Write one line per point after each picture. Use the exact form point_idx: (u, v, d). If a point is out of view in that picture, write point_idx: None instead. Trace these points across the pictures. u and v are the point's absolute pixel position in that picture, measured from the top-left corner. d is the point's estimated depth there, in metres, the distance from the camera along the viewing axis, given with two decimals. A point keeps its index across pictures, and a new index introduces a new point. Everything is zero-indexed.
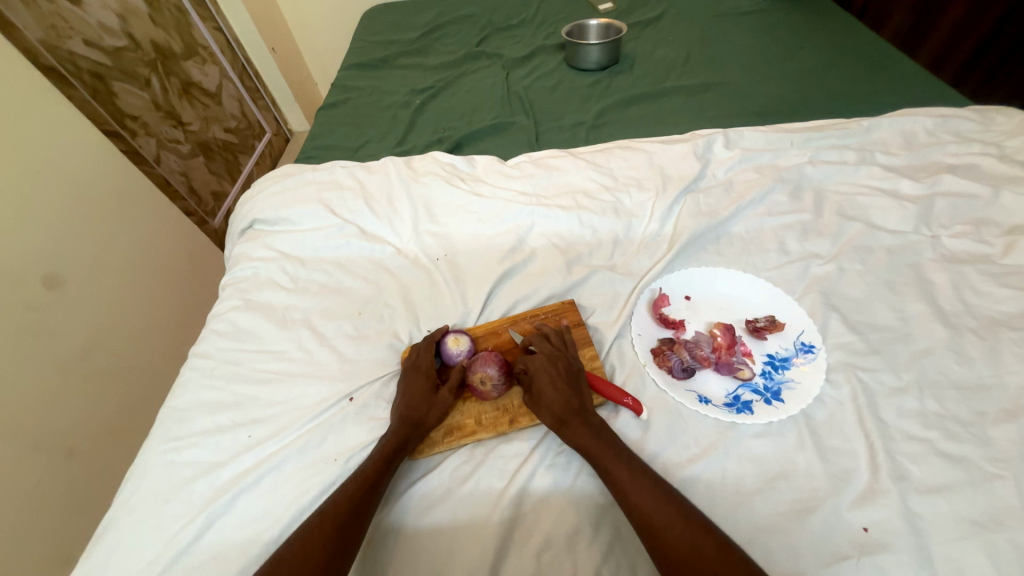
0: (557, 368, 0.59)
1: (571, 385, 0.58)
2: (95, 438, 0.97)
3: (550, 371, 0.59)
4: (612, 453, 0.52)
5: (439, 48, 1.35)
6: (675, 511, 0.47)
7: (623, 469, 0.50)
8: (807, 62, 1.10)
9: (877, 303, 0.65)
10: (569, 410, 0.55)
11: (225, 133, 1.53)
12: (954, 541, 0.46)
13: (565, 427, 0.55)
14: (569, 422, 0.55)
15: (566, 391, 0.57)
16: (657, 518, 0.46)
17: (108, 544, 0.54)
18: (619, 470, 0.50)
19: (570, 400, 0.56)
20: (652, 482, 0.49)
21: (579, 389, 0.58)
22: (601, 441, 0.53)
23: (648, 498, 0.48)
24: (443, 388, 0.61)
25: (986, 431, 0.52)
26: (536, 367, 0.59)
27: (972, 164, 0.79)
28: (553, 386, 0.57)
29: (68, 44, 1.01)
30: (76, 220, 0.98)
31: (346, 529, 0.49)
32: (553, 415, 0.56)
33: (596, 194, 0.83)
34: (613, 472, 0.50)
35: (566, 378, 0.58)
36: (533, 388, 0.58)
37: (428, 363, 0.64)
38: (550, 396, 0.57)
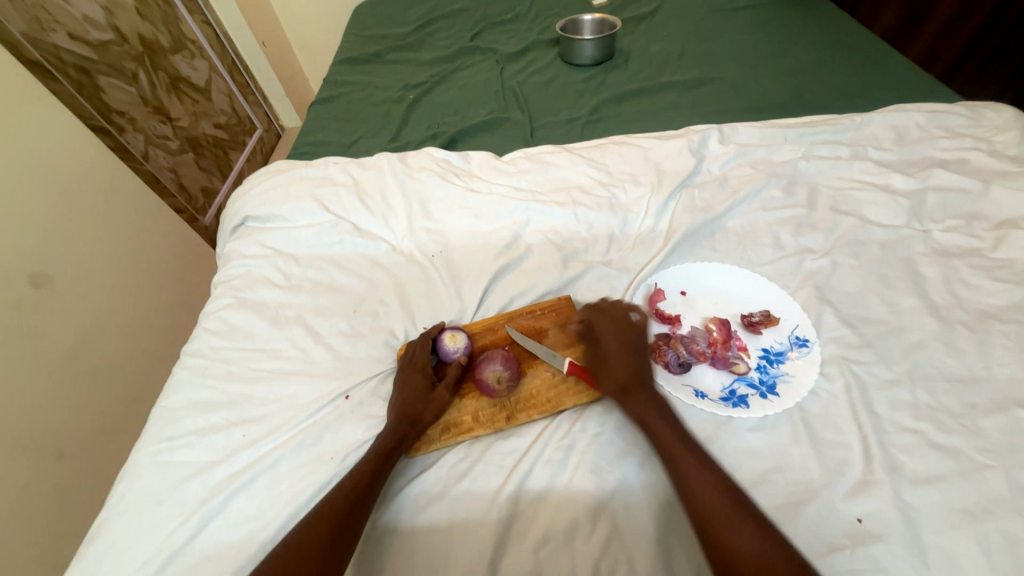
0: (632, 343, 0.60)
1: (642, 360, 0.59)
2: (85, 439, 0.95)
3: (624, 345, 0.60)
4: (670, 427, 0.52)
5: (432, 43, 1.34)
6: (722, 489, 0.47)
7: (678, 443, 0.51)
8: (801, 57, 1.11)
9: (870, 297, 0.65)
10: (635, 381, 0.56)
11: (214, 129, 1.51)
12: (946, 531, 0.47)
13: (625, 395, 0.56)
14: (631, 391, 0.56)
15: (634, 365, 0.58)
16: (706, 491, 0.47)
17: (101, 545, 0.54)
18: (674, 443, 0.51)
19: (637, 373, 0.57)
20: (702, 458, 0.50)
21: (647, 365, 0.59)
22: (658, 414, 0.54)
23: (698, 472, 0.48)
24: (440, 385, 0.61)
25: (977, 422, 0.53)
26: (610, 338, 0.61)
27: (963, 158, 0.80)
28: (625, 359, 0.58)
29: (52, 37, 0.99)
30: (64, 218, 0.96)
31: (342, 528, 0.48)
32: (616, 383, 0.57)
33: (591, 190, 0.83)
34: (667, 443, 0.51)
35: (638, 352, 0.59)
36: (604, 359, 0.59)
37: (425, 360, 0.63)
38: (618, 367, 0.58)
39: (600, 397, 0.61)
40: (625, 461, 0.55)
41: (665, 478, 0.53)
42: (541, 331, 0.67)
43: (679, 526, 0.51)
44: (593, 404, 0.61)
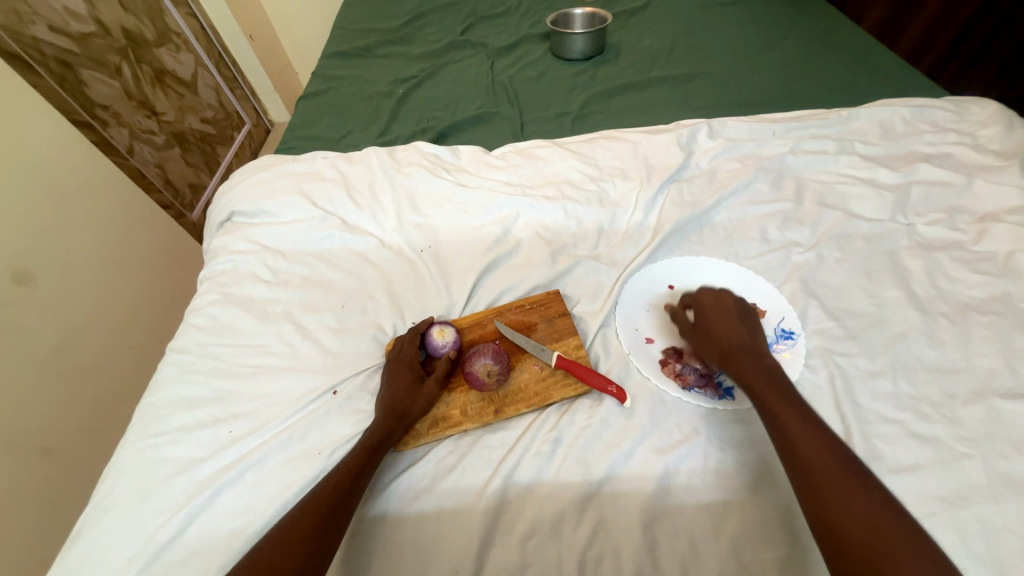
0: (735, 312, 0.61)
1: (747, 328, 0.59)
2: (71, 437, 0.94)
3: (728, 313, 0.61)
4: (778, 392, 0.52)
5: (422, 37, 1.33)
6: (837, 459, 0.45)
7: (788, 408, 0.50)
8: (790, 52, 1.11)
9: (854, 290, 0.66)
10: (738, 345, 0.57)
11: (201, 124, 1.49)
12: (924, 518, 0.47)
13: (728, 358, 0.57)
14: (733, 353, 0.56)
15: (739, 331, 0.59)
16: (816, 457, 0.46)
17: (86, 543, 0.53)
18: (781, 406, 0.50)
19: (742, 339, 0.58)
20: (812, 423, 0.48)
21: (752, 334, 0.59)
22: (764, 377, 0.53)
23: (808, 437, 0.47)
24: (428, 380, 0.61)
25: (956, 412, 0.54)
26: (713, 306, 0.62)
27: (947, 153, 0.80)
28: (729, 325, 0.59)
29: (32, 29, 0.96)
30: (47, 215, 0.94)
31: (327, 522, 0.48)
32: (716, 346, 0.58)
33: (581, 184, 0.83)
34: (775, 406, 0.51)
35: (741, 321, 0.60)
36: (707, 324, 0.61)
37: (412, 355, 0.63)
38: (721, 331, 0.59)
39: (587, 390, 0.61)
40: (612, 453, 0.55)
41: (651, 470, 0.54)
42: (530, 325, 0.67)
43: (664, 516, 0.51)
44: (582, 397, 0.61)
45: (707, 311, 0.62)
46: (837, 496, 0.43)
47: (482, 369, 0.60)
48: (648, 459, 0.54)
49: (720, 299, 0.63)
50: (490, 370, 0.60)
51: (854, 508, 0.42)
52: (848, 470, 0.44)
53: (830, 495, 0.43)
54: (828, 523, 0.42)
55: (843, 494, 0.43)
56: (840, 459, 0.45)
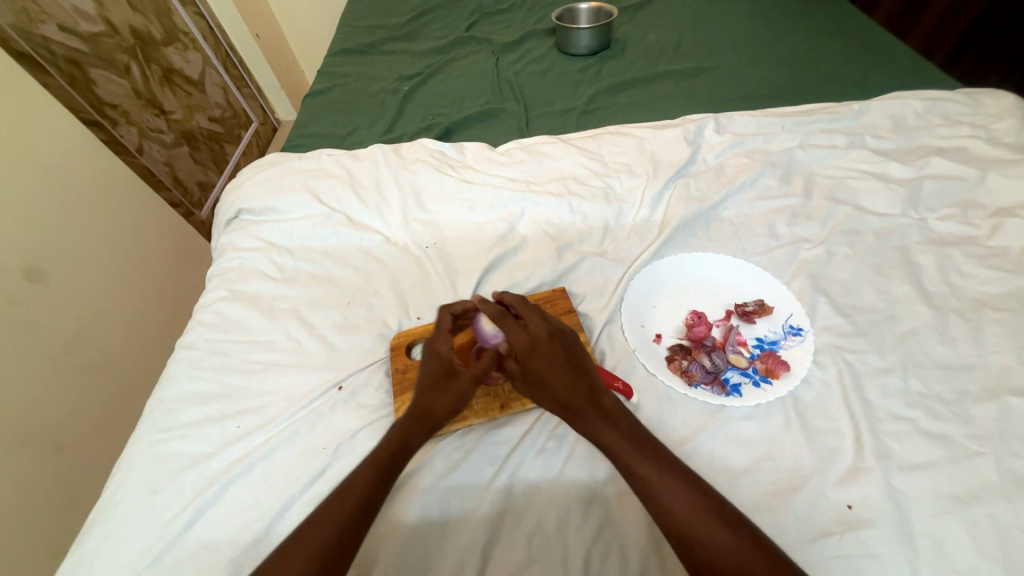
0: (561, 345, 0.55)
1: (575, 362, 0.55)
2: (83, 432, 0.96)
3: (555, 352, 0.55)
4: (642, 455, 0.49)
5: (427, 33, 1.33)
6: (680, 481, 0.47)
7: (660, 475, 0.47)
8: (799, 46, 1.09)
9: (864, 286, 0.65)
10: (578, 396, 0.52)
11: (209, 122, 1.50)
12: (935, 516, 0.47)
13: (577, 418, 0.52)
14: (580, 411, 0.52)
15: (572, 374, 0.53)
16: (698, 532, 0.44)
17: (97, 535, 0.54)
18: (649, 474, 0.47)
19: (579, 384, 0.53)
20: (664, 467, 0.48)
21: (585, 370, 0.54)
22: (620, 437, 0.50)
23: (686, 509, 0.45)
24: (461, 378, 0.56)
25: (968, 409, 0.53)
26: (536, 344, 0.55)
27: (960, 147, 0.79)
28: (559, 369, 0.53)
29: (42, 28, 0.97)
30: (58, 213, 0.96)
31: (338, 543, 0.47)
32: (558, 403, 0.53)
33: (586, 180, 0.82)
34: (645, 475, 0.47)
35: (571, 356, 0.55)
36: (534, 371, 0.54)
37: (446, 350, 0.60)
38: (554, 382, 0.53)
39: None
40: None
41: None
42: None
43: None
44: None
45: (532, 352, 0.55)
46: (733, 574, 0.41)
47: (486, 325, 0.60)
48: None
49: (536, 329, 0.57)
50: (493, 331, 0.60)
51: None
52: (730, 530, 0.44)
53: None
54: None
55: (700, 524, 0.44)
56: (722, 524, 0.44)
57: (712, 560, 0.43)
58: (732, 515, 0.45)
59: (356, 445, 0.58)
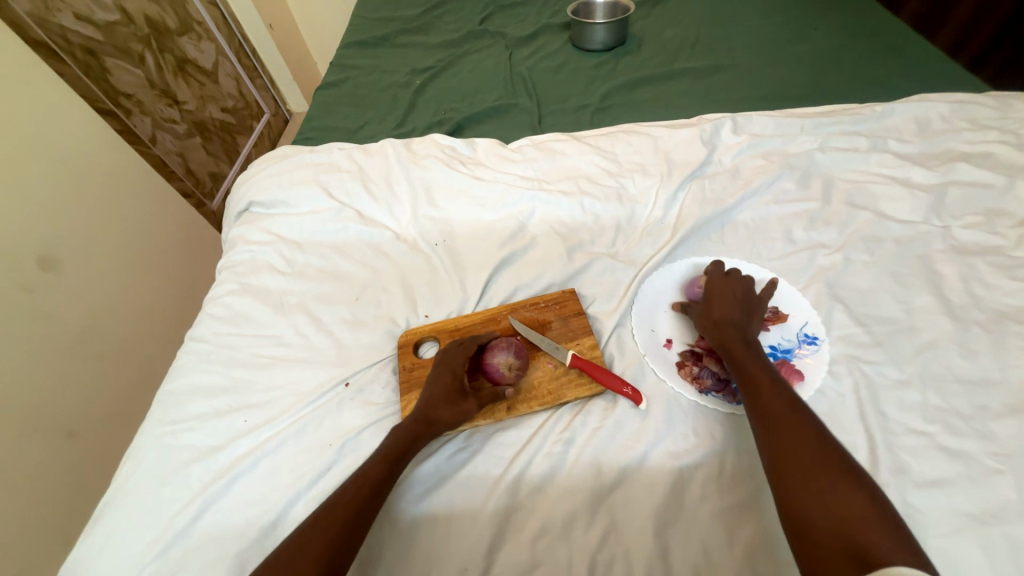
0: (741, 289, 0.61)
1: (748, 307, 0.60)
2: (95, 419, 0.98)
3: (731, 290, 0.61)
4: (765, 373, 0.52)
5: (440, 26, 1.31)
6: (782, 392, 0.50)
7: (774, 391, 0.50)
8: (820, 44, 1.06)
9: (882, 295, 0.64)
10: (730, 322, 0.58)
11: (222, 113, 1.50)
12: (950, 535, 0.46)
13: (717, 335, 0.57)
14: (723, 331, 0.57)
15: (735, 308, 0.59)
16: (783, 424, 0.47)
17: (107, 524, 0.55)
18: (766, 387, 0.51)
19: (735, 316, 0.58)
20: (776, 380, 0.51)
21: (752, 313, 0.59)
22: (748, 351, 0.55)
23: (779, 408, 0.48)
24: (471, 396, 0.57)
25: (988, 425, 0.52)
26: (717, 281, 0.63)
27: (987, 152, 0.76)
28: (728, 302, 0.60)
29: (58, 17, 0.98)
30: (72, 203, 0.97)
31: (340, 541, 0.47)
32: (709, 318, 0.59)
33: (598, 179, 0.81)
34: (760, 385, 0.51)
35: (745, 299, 0.60)
36: (704, 299, 0.62)
37: (461, 364, 0.60)
38: (715, 307, 0.60)
39: (602, 391, 0.60)
40: (627, 455, 0.54)
41: (665, 473, 0.53)
42: (544, 323, 0.66)
43: (677, 522, 0.50)
44: (595, 398, 0.60)
45: (711, 285, 0.63)
46: (802, 461, 0.44)
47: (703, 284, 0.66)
48: (662, 463, 0.53)
49: (733, 276, 0.63)
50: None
51: (813, 471, 0.43)
52: (824, 455, 0.44)
53: (793, 459, 0.45)
54: (796, 516, 0.42)
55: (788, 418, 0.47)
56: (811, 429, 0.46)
57: (788, 454, 0.45)
58: (836, 451, 0.45)
59: (362, 442, 0.58)
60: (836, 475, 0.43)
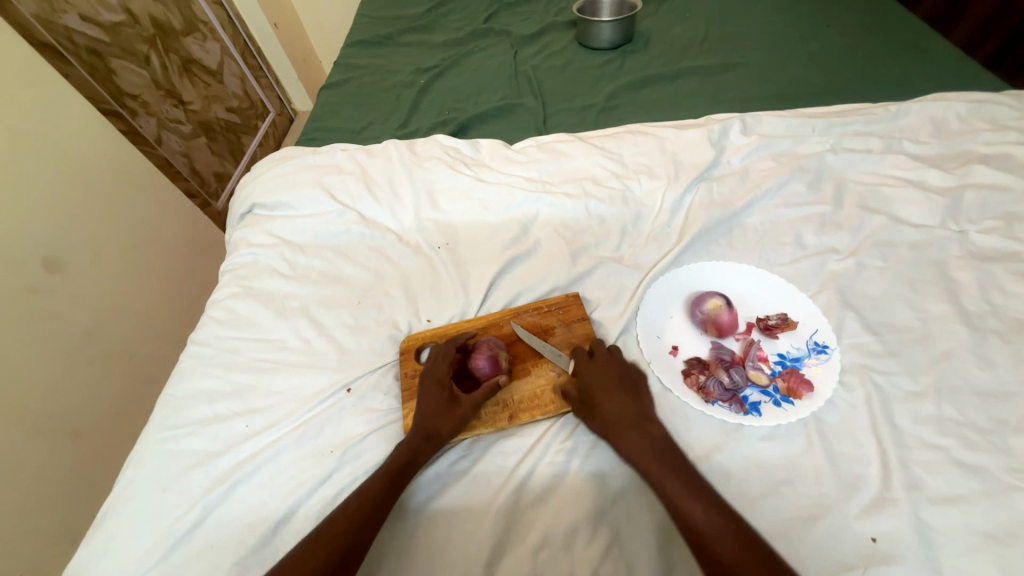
0: (617, 370, 0.58)
1: (631, 388, 0.57)
2: (100, 420, 0.98)
3: (610, 378, 0.57)
4: (676, 477, 0.48)
5: (445, 25, 1.30)
6: (696, 495, 0.47)
7: (691, 498, 0.47)
8: (833, 41, 1.04)
9: (896, 302, 0.62)
10: (625, 420, 0.53)
11: (227, 113, 1.50)
12: (966, 554, 0.44)
13: (619, 440, 0.52)
14: (623, 434, 0.52)
15: (623, 397, 0.55)
16: (709, 536, 0.44)
17: (109, 529, 0.55)
18: (683, 497, 0.47)
19: (627, 409, 0.54)
20: (686, 477, 0.48)
21: (638, 396, 0.56)
22: (650, 451, 0.51)
23: (700, 516, 0.45)
24: (464, 400, 0.58)
25: (1007, 440, 0.50)
26: (592, 371, 0.58)
27: (1006, 154, 0.74)
28: (614, 394, 0.56)
29: (64, 18, 0.98)
30: (77, 204, 0.97)
31: (341, 555, 0.47)
32: (602, 420, 0.54)
33: (604, 181, 0.80)
34: (677, 496, 0.47)
35: (624, 381, 0.57)
36: (589, 396, 0.56)
37: (445, 372, 0.60)
38: (607, 404, 0.55)
39: None
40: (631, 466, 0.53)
41: None
42: (547, 329, 0.65)
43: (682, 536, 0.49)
44: None
45: (590, 377, 0.58)
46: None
47: (711, 307, 0.62)
48: None
49: (602, 359, 0.60)
50: (722, 314, 0.62)
51: None
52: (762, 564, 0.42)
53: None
54: None
55: (711, 529, 0.45)
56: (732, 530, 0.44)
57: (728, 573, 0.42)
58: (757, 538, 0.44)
59: (363, 449, 0.58)
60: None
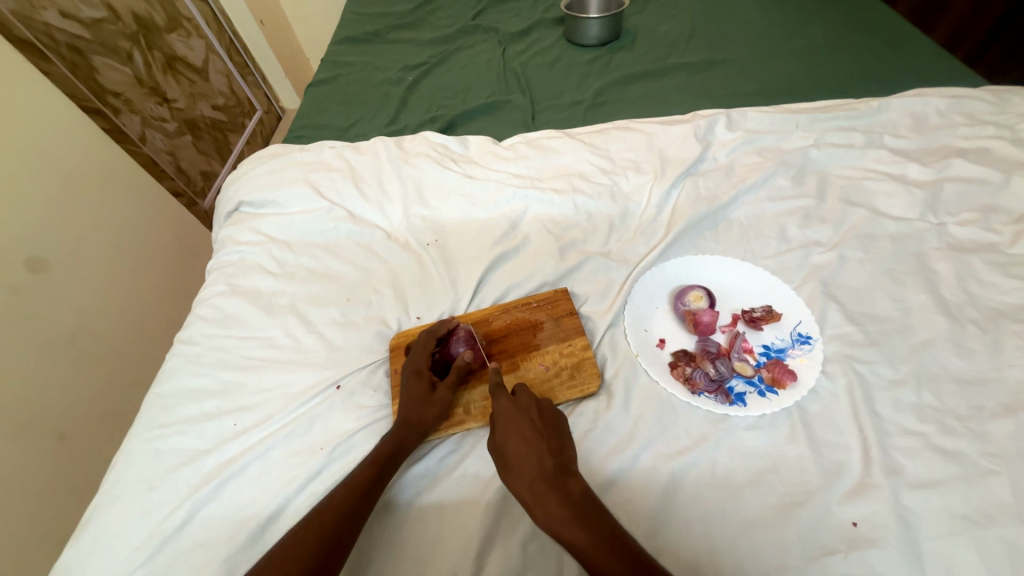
0: (535, 415, 0.54)
1: (550, 434, 0.52)
2: (86, 422, 0.97)
3: (525, 427, 0.52)
4: (598, 542, 0.44)
5: (433, 22, 1.29)
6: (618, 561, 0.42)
7: (615, 565, 0.42)
8: (817, 38, 1.05)
9: (877, 293, 0.63)
10: (539, 478, 0.48)
11: (213, 111, 1.48)
12: (945, 537, 0.45)
13: (536, 505, 0.47)
14: (540, 496, 0.47)
15: (540, 449, 0.50)
16: None
17: (95, 530, 0.54)
18: (607, 565, 0.42)
19: (544, 463, 0.49)
20: (606, 540, 0.44)
21: (555, 445, 0.51)
22: (568, 514, 0.46)
23: None
24: (441, 387, 0.59)
25: (983, 426, 0.51)
26: (506, 421, 0.53)
27: (984, 148, 0.76)
28: (529, 447, 0.51)
29: (43, 15, 0.95)
30: (60, 203, 0.95)
31: (327, 546, 0.46)
32: (519, 481, 0.49)
33: (592, 177, 0.80)
34: (601, 566, 0.43)
35: (542, 427, 0.53)
36: (505, 452, 0.51)
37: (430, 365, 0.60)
38: (522, 462, 0.50)
39: (593, 393, 0.60)
40: (619, 457, 0.54)
41: (657, 475, 0.52)
42: (536, 324, 0.66)
43: (669, 525, 0.49)
44: (587, 400, 0.60)
45: (504, 430, 0.53)
46: None
47: (691, 300, 0.65)
48: (653, 467, 0.53)
49: (522, 401, 0.55)
50: (702, 306, 0.64)
51: None
52: None
53: None
54: None
55: None
56: None
57: None
58: None
59: (352, 445, 0.58)
60: None
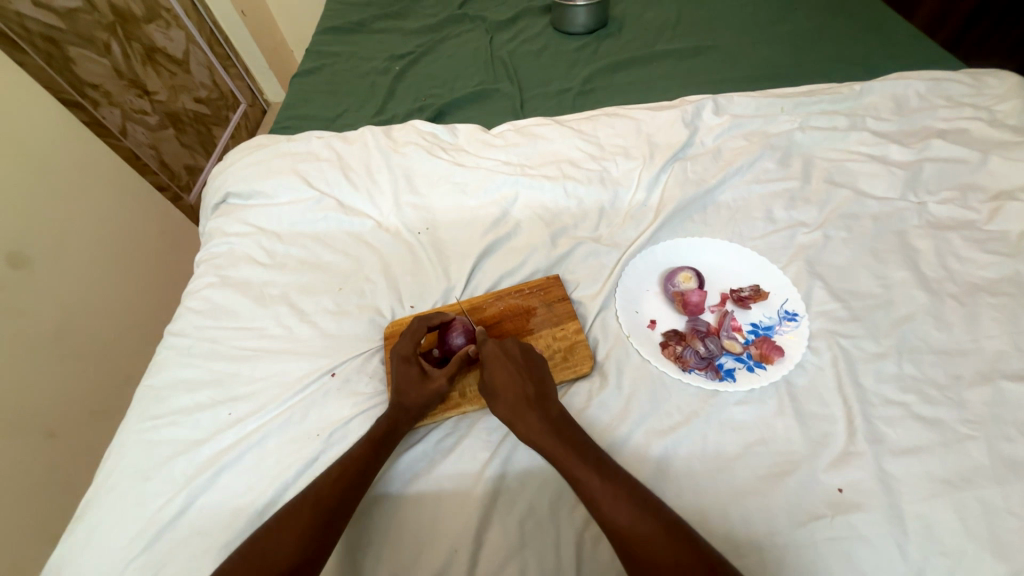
0: (520, 353, 0.57)
1: (533, 369, 0.56)
2: (75, 418, 0.96)
3: (509, 363, 0.56)
4: (571, 450, 0.49)
5: (418, 10, 1.28)
6: (587, 464, 0.48)
7: (587, 470, 0.47)
8: (801, 24, 1.06)
9: (860, 271, 0.65)
10: (523, 401, 0.53)
11: (195, 103, 1.45)
12: (924, 499, 0.47)
13: (519, 423, 0.52)
14: (522, 415, 0.52)
15: (523, 378, 0.55)
16: (599, 496, 0.46)
17: (90, 522, 0.54)
18: (578, 468, 0.47)
19: (527, 389, 0.54)
20: (579, 449, 0.49)
21: (538, 375, 0.56)
22: (548, 432, 0.50)
23: (593, 481, 0.46)
24: (437, 374, 0.59)
25: (961, 394, 0.53)
26: (492, 358, 0.56)
27: (962, 129, 0.78)
28: (513, 376, 0.55)
29: (16, 4, 0.93)
30: (39, 198, 0.93)
31: (324, 519, 0.47)
32: (504, 407, 0.53)
33: (581, 163, 0.80)
34: (572, 470, 0.47)
35: (526, 363, 0.56)
36: (492, 384, 0.55)
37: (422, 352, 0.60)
38: (506, 389, 0.54)
39: (587, 373, 0.61)
40: (612, 434, 0.55)
41: (650, 451, 0.53)
42: (529, 310, 0.66)
43: (663, 497, 0.51)
44: (581, 380, 0.61)
45: (490, 364, 0.56)
46: (624, 529, 0.44)
47: (681, 281, 0.66)
48: (645, 443, 0.54)
49: (508, 343, 0.58)
50: (692, 286, 0.65)
51: (637, 535, 0.43)
52: (645, 518, 0.44)
53: (617, 529, 0.44)
54: None
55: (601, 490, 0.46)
56: (621, 488, 0.46)
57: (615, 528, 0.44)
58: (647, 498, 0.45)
59: (349, 431, 0.58)
60: (659, 537, 0.42)
